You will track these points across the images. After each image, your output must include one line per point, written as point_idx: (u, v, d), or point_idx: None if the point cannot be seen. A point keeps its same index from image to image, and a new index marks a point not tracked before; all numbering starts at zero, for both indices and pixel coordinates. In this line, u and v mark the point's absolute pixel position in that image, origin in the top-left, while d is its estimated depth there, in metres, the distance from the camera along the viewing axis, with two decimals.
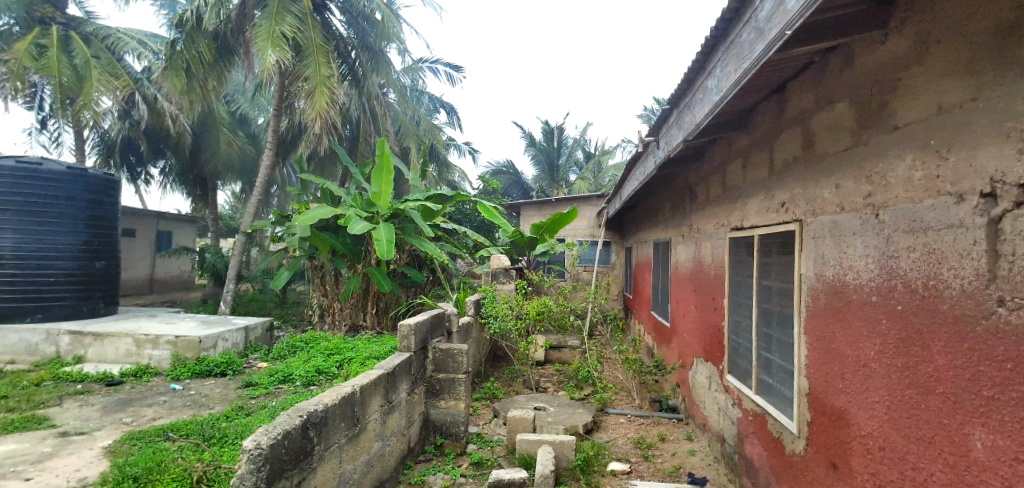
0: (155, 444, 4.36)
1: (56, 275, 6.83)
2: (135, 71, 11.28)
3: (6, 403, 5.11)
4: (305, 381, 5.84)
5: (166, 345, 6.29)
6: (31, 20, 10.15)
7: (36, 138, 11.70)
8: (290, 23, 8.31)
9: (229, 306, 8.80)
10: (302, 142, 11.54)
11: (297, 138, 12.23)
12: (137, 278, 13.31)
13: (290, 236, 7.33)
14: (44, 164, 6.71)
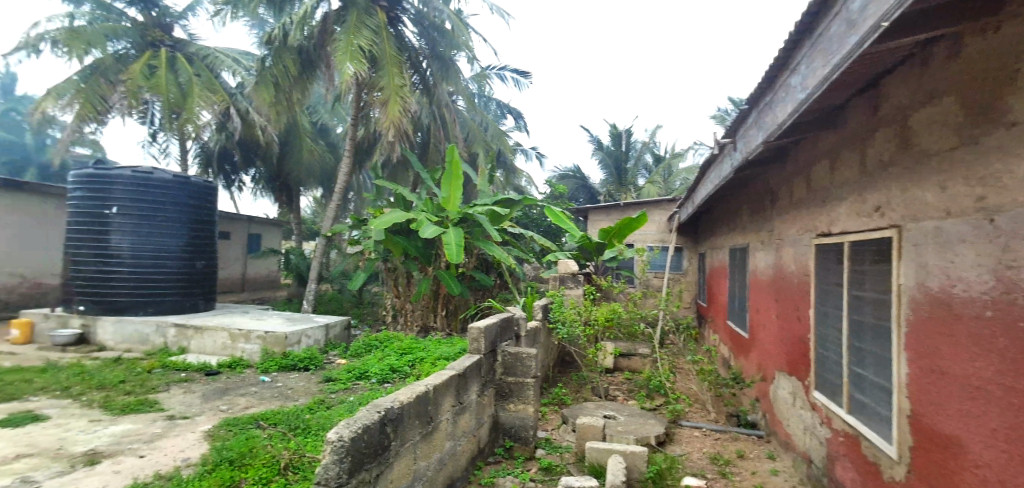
0: (248, 432, 4.70)
1: (163, 273, 7.49)
2: (230, 86, 12.29)
3: (123, 387, 5.70)
4: (380, 379, 6.07)
5: (256, 340, 6.77)
6: (144, 44, 11.33)
7: (147, 150, 13.02)
8: (367, 37, 8.74)
9: (310, 304, 9.34)
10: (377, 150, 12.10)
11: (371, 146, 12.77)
12: (231, 277, 14.46)
13: (366, 240, 7.68)
14: (156, 173, 7.48)
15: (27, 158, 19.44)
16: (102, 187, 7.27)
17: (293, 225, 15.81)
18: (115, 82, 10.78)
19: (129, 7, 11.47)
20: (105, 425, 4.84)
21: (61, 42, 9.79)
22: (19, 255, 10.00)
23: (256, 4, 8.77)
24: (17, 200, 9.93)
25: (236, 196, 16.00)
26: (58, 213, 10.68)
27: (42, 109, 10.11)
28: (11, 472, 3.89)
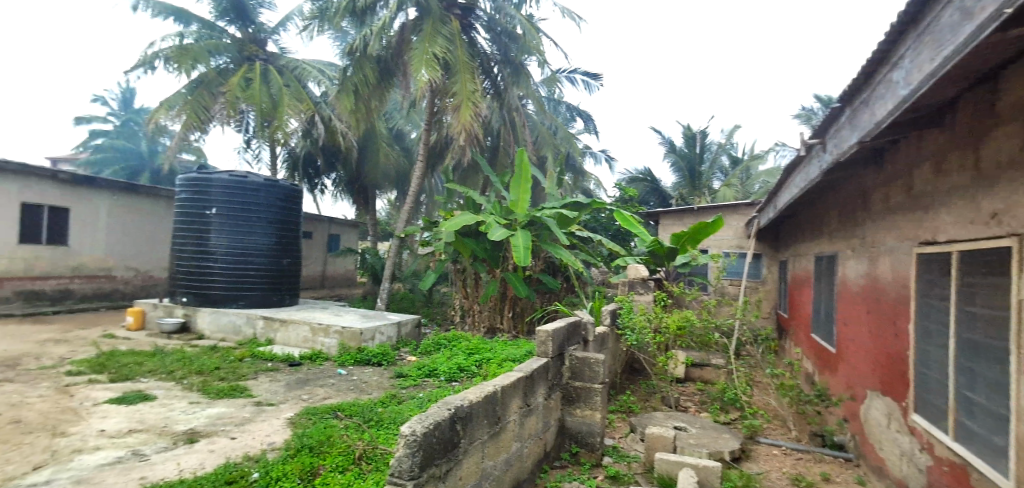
0: (326, 421, 4.97)
1: (254, 269, 8.08)
2: (315, 95, 13.11)
3: (218, 373, 6.21)
4: (448, 377, 6.20)
5: (335, 334, 7.15)
6: (242, 58, 12.34)
7: (242, 156, 14.16)
8: (442, 44, 9.02)
9: (384, 302, 9.74)
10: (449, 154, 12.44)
11: (444, 150, 13.25)
12: (312, 274, 15.39)
13: (437, 241, 7.91)
14: (249, 177, 8.11)
15: (144, 164, 21.73)
16: (204, 190, 7.97)
17: (369, 226, 16.59)
18: (217, 94, 11.76)
19: (229, 26, 12.54)
20: (203, 407, 5.30)
21: (172, 59, 10.86)
22: (134, 251, 11.19)
23: (340, 17, 9.32)
24: (133, 202, 11.12)
25: (318, 198, 17.03)
26: (167, 213, 11.84)
27: (156, 120, 11.28)
28: (126, 444, 4.36)
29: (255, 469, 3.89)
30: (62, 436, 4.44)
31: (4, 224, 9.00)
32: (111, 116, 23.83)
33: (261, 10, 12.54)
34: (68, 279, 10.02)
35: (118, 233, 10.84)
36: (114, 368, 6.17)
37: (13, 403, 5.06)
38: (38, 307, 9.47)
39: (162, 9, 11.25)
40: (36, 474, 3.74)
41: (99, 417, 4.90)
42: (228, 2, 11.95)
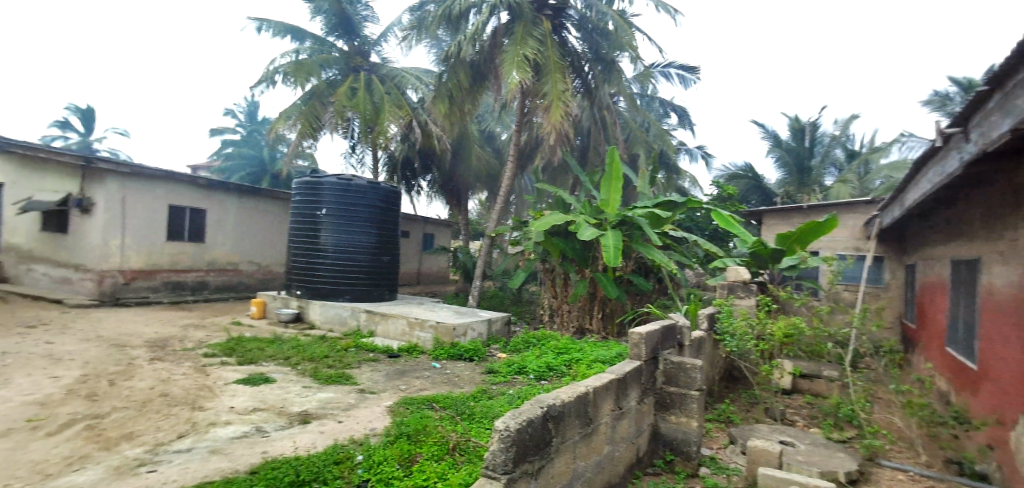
0: (423, 411, 5.21)
1: (357, 266, 8.67)
2: (413, 101, 13.80)
3: (327, 361, 6.73)
4: (538, 375, 6.24)
5: (430, 329, 7.50)
6: (349, 69, 13.30)
7: (347, 161, 15.26)
8: (533, 46, 9.11)
9: (475, 299, 10.04)
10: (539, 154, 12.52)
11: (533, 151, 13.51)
12: (407, 271, 16.22)
13: (526, 240, 8.01)
14: (354, 180, 8.73)
15: (264, 168, 24.05)
16: (316, 192, 8.69)
17: (461, 226, 17.17)
18: (326, 103, 12.78)
19: (338, 40, 13.57)
20: (314, 391, 5.78)
21: (289, 74, 11.97)
22: (256, 248, 12.46)
23: (436, 25, 9.74)
24: (256, 204, 12.37)
25: (413, 199, 17.90)
26: (283, 214, 13.04)
27: (276, 130, 12.50)
28: (251, 420, 4.86)
29: (359, 452, 4.17)
30: (201, 409, 5.05)
31: (157, 224, 10.40)
32: (238, 126, 26.61)
33: (366, 24, 13.45)
34: (205, 272, 11.37)
35: (244, 232, 12.12)
36: (241, 351, 6.92)
37: (163, 378, 5.84)
38: (181, 296, 10.84)
39: (281, 29, 12.42)
40: (181, 442, 4.29)
41: (229, 394, 5.52)
42: (337, 19, 12.93)
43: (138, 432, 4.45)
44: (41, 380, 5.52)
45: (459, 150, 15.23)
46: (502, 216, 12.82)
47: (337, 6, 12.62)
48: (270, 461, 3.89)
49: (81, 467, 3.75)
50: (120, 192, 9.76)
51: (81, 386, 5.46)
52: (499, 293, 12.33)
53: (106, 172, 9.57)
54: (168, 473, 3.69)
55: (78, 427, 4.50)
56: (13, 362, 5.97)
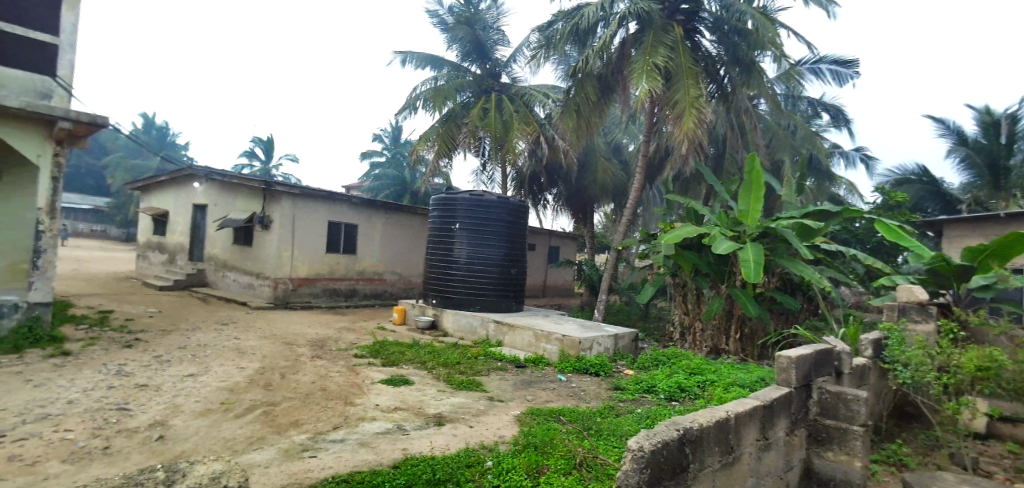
0: (550, 423, 5.22)
1: (487, 277, 9.06)
2: (540, 117, 14.23)
3: (459, 367, 7.10)
4: (668, 396, 5.94)
5: (556, 341, 7.59)
6: (482, 91, 14.14)
7: (479, 178, 16.14)
8: (663, 53, 8.90)
9: (601, 313, 9.94)
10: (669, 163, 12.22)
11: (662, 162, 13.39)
12: (534, 283, 16.68)
13: (656, 254, 7.75)
14: (485, 195, 9.16)
15: (405, 187, 26.44)
16: (451, 208, 9.28)
17: (586, 239, 17.20)
18: (461, 124, 13.69)
19: (472, 65, 14.44)
20: (448, 395, 6.11)
21: (428, 99, 13.05)
22: (397, 259, 13.61)
23: (564, 42, 9.96)
24: (399, 219, 13.55)
25: (538, 213, 18.31)
26: (420, 228, 14.12)
27: (416, 151, 13.51)
28: (393, 418, 5.27)
29: (488, 457, 4.30)
30: (352, 405, 5.61)
31: (319, 238, 11.87)
32: (384, 149, 29.43)
33: (497, 47, 14.18)
34: (356, 280, 12.68)
35: (388, 245, 13.33)
36: (384, 354, 7.58)
37: (322, 374, 6.60)
38: (336, 302, 12.20)
39: (422, 60, 13.56)
40: (336, 433, 4.79)
41: (375, 393, 6.05)
42: (471, 45, 13.76)
43: (303, 421, 5.06)
44: (231, 369, 6.56)
45: (585, 162, 15.37)
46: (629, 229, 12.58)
47: (471, 33, 13.48)
48: (409, 458, 4.17)
49: (259, 447, 4.36)
50: (291, 210, 11.34)
51: (260, 376, 6.38)
52: (626, 308, 12.08)
53: (282, 194, 11.21)
54: (325, 459, 4.13)
55: (257, 411, 5.26)
56: (212, 353, 7.17)
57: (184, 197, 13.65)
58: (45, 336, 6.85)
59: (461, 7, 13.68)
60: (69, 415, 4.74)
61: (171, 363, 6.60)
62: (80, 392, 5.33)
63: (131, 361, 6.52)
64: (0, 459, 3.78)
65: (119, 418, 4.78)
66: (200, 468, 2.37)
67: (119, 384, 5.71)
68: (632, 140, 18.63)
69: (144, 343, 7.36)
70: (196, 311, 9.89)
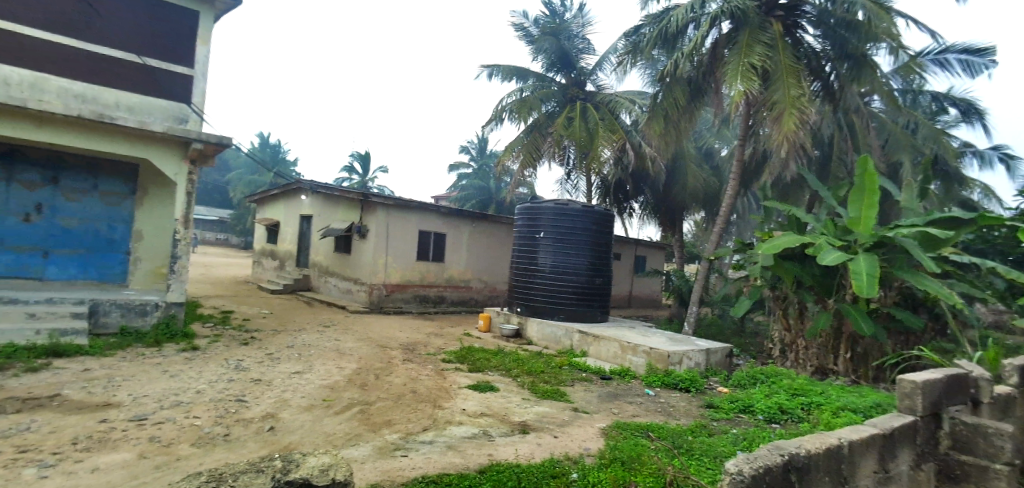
0: (637, 438, 5.03)
1: (570, 286, 9.01)
2: (626, 124, 14.06)
3: (543, 376, 7.11)
4: (768, 417, 5.54)
5: (642, 354, 7.39)
6: (566, 100, 14.22)
7: (563, 187, 16.19)
8: (761, 52, 8.43)
9: (691, 326, 9.53)
10: (767, 168, 11.52)
11: (761, 166, 12.70)
12: (620, 293, 16.38)
13: (752, 265, 7.32)
14: (570, 204, 9.17)
15: (491, 197, 27.12)
16: (535, 217, 9.38)
17: (675, 249, 16.62)
18: (546, 134, 13.84)
19: (557, 75, 14.52)
20: (532, 404, 6.12)
21: (514, 111, 13.32)
22: (483, 267, 13.93)
23: (652, 46, 9.75)
24: (485, 228, 13.90)
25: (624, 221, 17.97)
26: (505, 237, 14.38)
27: (502, 162, 13.80)
28: (479, 423, 5.37)
29: (574, 469, 4.23)
30: (440, 408, 5.79)
31: (410, 246, 12.46)
32: (471, 160, 30.27)
33: (582, 56, 14.17)
34: (444, 287, 13.13)
35: (474, 253, 13.70)
36: (471, 360, 7.77)
37: (412, 377, 6.90)
38: (426, 308, 12.70)
39: (509, 72, 13.86)
40: (426, 434, 4.97)
41: (461, 397, 6.21)
42: (556, 55, 13.84)
43: (395, 421, 5.31)
44: (332, 368, 7.04)
45: (675, 168, 14.90)
46: (721, 238, 12.02)
47: (557, 43, 13.58)
48: (495, 464, 4.22)
49: (356, 443, 4.62)
50: (385, 220, 12.02)
51: (356, 376, 6.78)
52: (720, 321, 11.49)
53: (377, 205, 11.93)
54: (416, 459, 4.29)
55: (354, 409, 5.59)
56: (316, 353, 7.74)
57: (293, 209, 14.94)
58: (179, 332, 7.76)
59: (546, 19, 13.85)
60: (197, 403, 5.32)
61: (281, 361, 7.20)
62: (206, 384, 5.96)
63: (247, 357, 7.19)
64: (143, 439, 4.32)
65: (237, 408, 5.29)
66: (313, 460, 2.54)
67: (238, 378, 6.32)
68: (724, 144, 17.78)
69: (259, 341, 8.11)
70: (301, 313, 10.75)
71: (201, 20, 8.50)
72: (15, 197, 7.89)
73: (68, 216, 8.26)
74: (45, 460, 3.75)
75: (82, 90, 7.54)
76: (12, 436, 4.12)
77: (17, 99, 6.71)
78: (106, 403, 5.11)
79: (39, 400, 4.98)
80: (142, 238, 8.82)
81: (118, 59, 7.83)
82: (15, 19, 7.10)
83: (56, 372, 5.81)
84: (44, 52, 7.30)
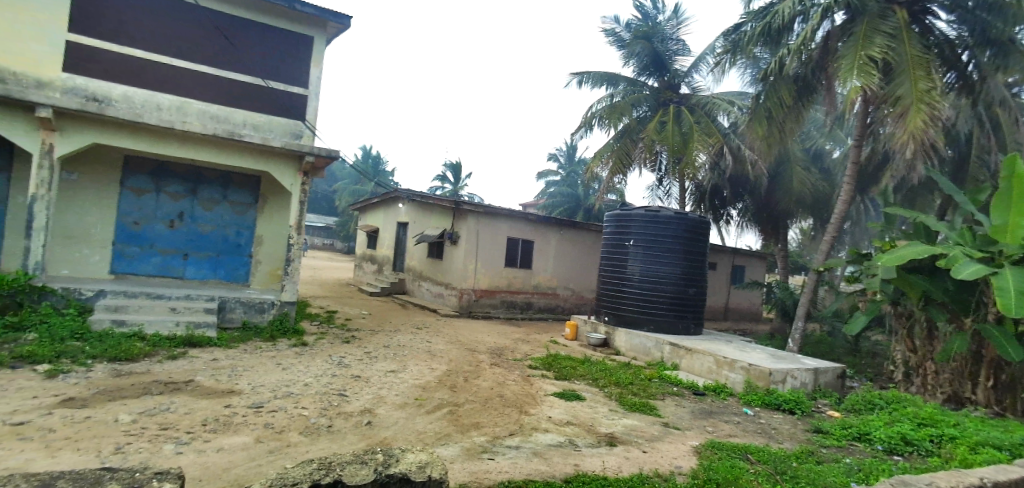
0: (734, 460, 4.67)
1: (661, 296, 8.71)
2: (724, 127, 13.41)
3: (631, 388, 6.92)
4: (889, 447, 4.95)
5: (741, 370, 6.97)
6: (659, 104, 13.86)
7: (655, 193, 15.81)
8: (882, 44, 7.66)
9: (796, 343, 8.81)
10: (887, 170, 10.43)
11: (881, 168, 11.51)
12: (714, 305, 15.56)
13: (870, 277, 6.63)
14: (662, 210, 8.89)
15: (579, 204, 27.01)
16: (625, 224, 9.20)
17: (778, 259, 15.52)
18: (636, 140, 13.56)
19: (649, 79, 14.20)
20: (620, 416, 5.95)
21: (603, 117, 13.18)
22: (570, 275, 13.89)
23: (754, 45, 9.22)
24: (573, 235, 13.87)
25: (720, 229, 17.12)
26: (592, 244, 14.25)
27: (591, 169, 13.69)
28: (565, 432, 5.32)
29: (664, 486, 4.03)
30: (527, 414, 5.82)
31: (499, 253, 12.72)
32: (559, 168, 30.29)
33: (676, 58, 13.73)
34: (531, 294, 13.23)
35: (561, 260, 13.71)
36: (557, 367, 7.75)
37: (499, 381, 7.01)
38: (513, 314, 12.87)
39: (599, 79, 13.73)
40: (512, 439, 5.01)
41: (548, 404, 6.20)
42: (649, 59, 13.52)
43: (483, 424, 5.42)
44: (425, 369, 7.35)
45: (778, 173, 13.93)
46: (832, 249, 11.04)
47: (649, 47, 13.26)
48: (581, 475, 4.14)
49: (445, 443, 4.77)
50: (475, 227, 12.38)
51: (446, 378, 7.02)
52: (830, 339, 10.52)
53: (468, 212, 12.33)
54: (502, 464, 4.34)
55: (444, 410, 5.78)
56: (410, 353, 8.12)
57: (391, 216, 15.88)
58: (291, 328, 8.50)
59: (639, 23, 13.58)
60: (305, 395, 5.79)
61: (378, 359, 7.64)
62: (313, 377, 6.46)
63: (349, 354, 7.71)
64: (259, 425, 4.77)
65: (339, 402, 5.68)
66: (410, 456, 2.64)
67: (341, 373, 6.79)
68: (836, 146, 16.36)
69: (359, 340, 8.67)
70: (396, 315, 11.35)
71: (315, 43, 9.29)
72: (163, 206, 9.11)
73: (203, 223, 9.39)
74: (180, 438, 4.26)
75: (217, 110, 8.57)
76: (156, 414, 4.74)
77: (166, 122, 7.78)
78: (230, 389, 5.71)
79: (177, 384, 5.67)
80: (262, 242, 9.80)
81: (245, 82, 8.79)
82: (167, 52, 8.26)
83: (191, 360, 6.59)
84: (186, 79, 8.38)
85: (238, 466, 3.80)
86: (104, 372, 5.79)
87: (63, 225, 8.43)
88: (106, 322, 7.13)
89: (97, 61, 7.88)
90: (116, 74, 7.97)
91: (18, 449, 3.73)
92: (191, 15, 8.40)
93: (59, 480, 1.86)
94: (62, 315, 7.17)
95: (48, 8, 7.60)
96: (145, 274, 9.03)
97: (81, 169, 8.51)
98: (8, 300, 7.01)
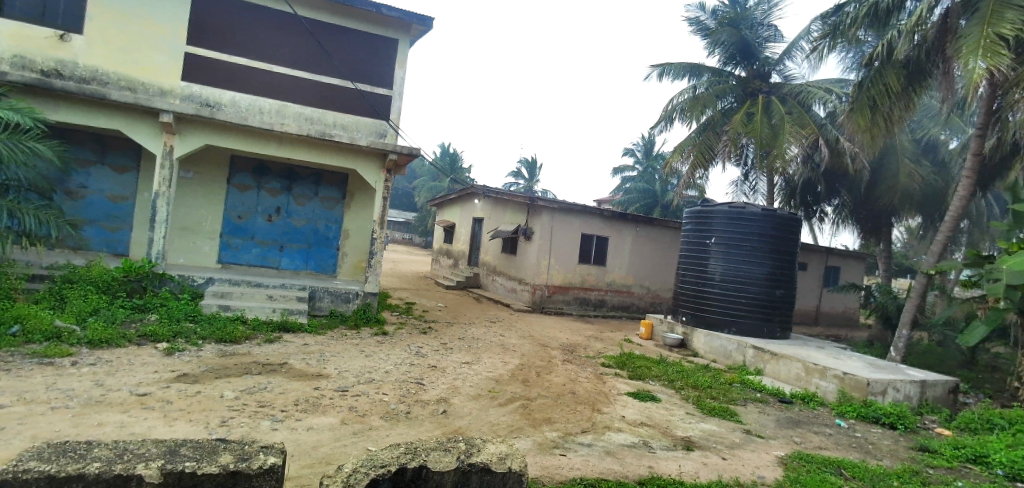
0: (824, 474, 4.34)
1: (745, 299, 8.29)
2: (820, 117, 12.48)
3: (710, 391, 6.64)
4: (1011, 473, 4.41)
5: (833, 378, 6.49)
6: (746, 94, 13.17)
7: (739, 188, 15.06)
8: (1015, 18, 6.79)
9: (900, 352, 8.07)
10: (1019, 161, 9.23)
11: (1010, 158, 10.22)
12: (804, 308, 14.60)
13: (992, 282, 5.92)
14: (747, 208, 8.44)
15: (657, 200, 26.39)
16: (706, 222, 8.84)
17: (880, 259, 14.26)
18: (720, 132, 12.96)
19: (736, 68, 13.52)
20: (697, 420, 5.74)
21: (684, 110, 12.73)
22: (646, 273, 13.57)
23: (857, 28, 8.53)
24: (649, 232, 13.53)
25: (812, 226, 15.99)
26: (669, 241, 13.83)
27: (670, 164, 13.27)
28: (639, 433, 5.21)
29: None
30: (599, 412, 5.76)
31: (573, 249, 12.66)
32: (635, 162, 29.42)
33: (766, 45, 12.96)
34: (605, 291, 13.05)
35: (636, 258, 13.42)
36: (630, 367, 7.61)
37: (572, 378, 6.99)
38: (586, 310, 12.78)
39: (681, 70, 13.22)
40: (584, 436, 4.98)
41: (621, 404, 6.10)
42: (735, 47, 12.86)
43: (555, 419, 5.43)
44: (498, 362, 7.48)
45: (881, 166, 12.81)
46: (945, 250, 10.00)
47: (736, 34, 12.58)
48: (656, 478, 4.03)
49: (518, 436, 4.83)
50: (550, 222, 12.38)
51: (519, 372, 7.09)
52: (941, 350, 9.53)
53: (543, 208, 12.36)
54: (574, 460, 4.33)
55: (516, 403, 5.85)
56: (484, 346, 8.30)
57: (467, 212, 16.25)
58: (373, 318, 8.98)
59: (725, 9, 12.92)
60: (386, 382, 6.08)
61: (453, 350, 7.88)
62: (393, 366, 6.77)
63: (426, 345, 8.00)
64: (344, 407, 5.07)
65: (417, 390, 5.91)
66: (492, 446, 2.67)
67: (419, 362, 7.07)
68: (954, 135, 14.73)
69: (436, 331, 8.98)
70: (471, 308, 11.64)
71: (399, 45, 9.67)
72: (263, 202, 9.90)
73: (297, 217, 10.10)
74: (275, 415, 4.63)
75: (310, 112, 9.16)
76: (255, 392, 5.18)
77: (266, 124, 8.45)
78: (319, 373, 6.12)
79: (274, 366, 6.16)
80: (349, 236, 10.40)
81: (336, 85, 9.32)
82: (268, 60, 8.96)
83: (285, 344, 7.14)
84: (284, 84, 9.03)
85: (326, 446, 4.07)
86: (212, 351, 6.41)
87: (180, 219, 9.40)
88: (214, 307, 7.86)
89: (209, 70, 8.69)
90: (225, 81, 8.75)
91: (143, 417, 4.22)
92: (289, 24, 9.04)
93: (185, 447, 2.09)
94: (178, 299, 8.02)
95: (169, 23, 8.47)
96: (247, 264, 9.87)
97: (195, 168, 9.45)
98: (135, 285, 7.93)
